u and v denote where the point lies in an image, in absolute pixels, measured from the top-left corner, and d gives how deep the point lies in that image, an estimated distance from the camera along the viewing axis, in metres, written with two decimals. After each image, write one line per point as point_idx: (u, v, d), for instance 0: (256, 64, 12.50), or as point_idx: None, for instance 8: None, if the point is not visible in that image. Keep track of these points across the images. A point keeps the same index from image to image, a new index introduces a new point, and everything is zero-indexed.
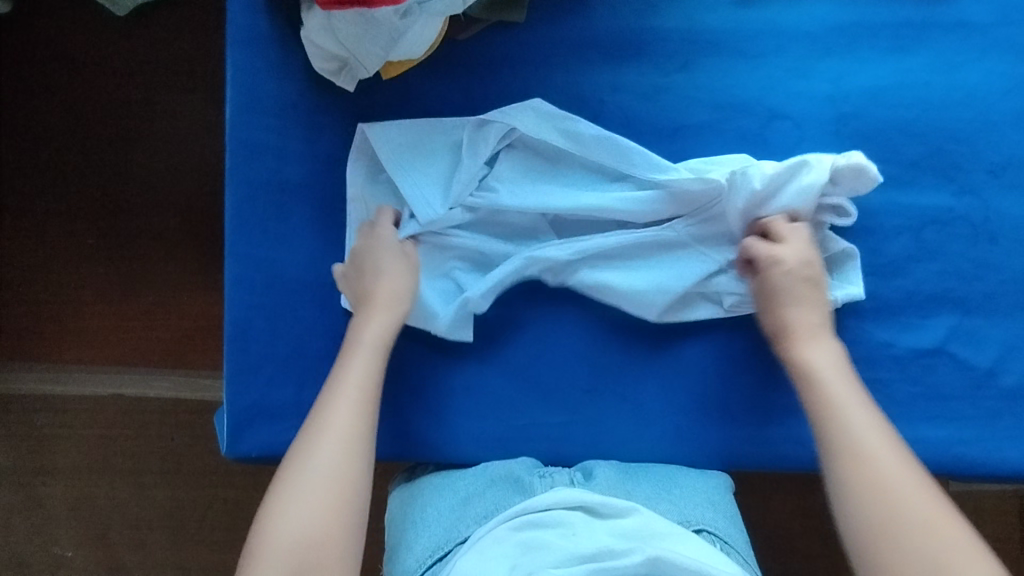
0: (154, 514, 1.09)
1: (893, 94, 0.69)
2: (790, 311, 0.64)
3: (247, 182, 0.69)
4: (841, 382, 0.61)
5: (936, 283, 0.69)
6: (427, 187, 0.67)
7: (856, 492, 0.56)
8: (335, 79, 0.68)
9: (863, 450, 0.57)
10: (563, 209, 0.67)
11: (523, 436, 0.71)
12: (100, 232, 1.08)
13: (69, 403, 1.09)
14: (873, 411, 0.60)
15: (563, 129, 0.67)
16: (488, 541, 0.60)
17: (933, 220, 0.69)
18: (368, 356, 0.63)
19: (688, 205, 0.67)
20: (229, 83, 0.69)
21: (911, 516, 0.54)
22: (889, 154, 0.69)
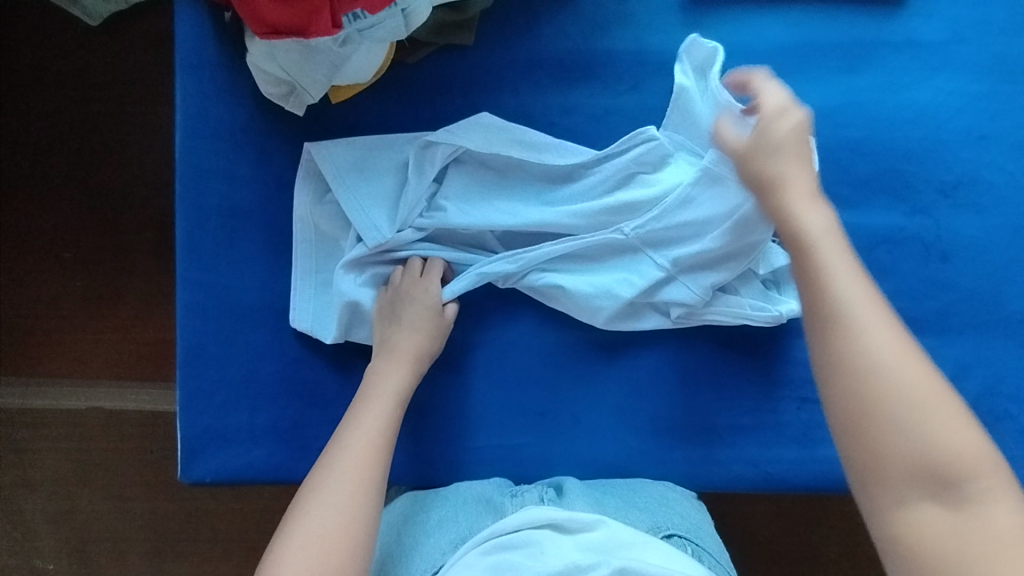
0: (134, 526, 1.09)
1: (843, 114, 0.69)
2: (774, 173, 0.55)
3: (198, 207, 0.69)
4: (830, 238, 0.52)
5: (890, 302, 0.69)
6: (372, 209, 0.67)
7: (842, 358, 0.48)
8: (283, 103, 0.67)
9: (849, 312, 0.48)
10: (510, 224, 0.67)
11: (480, 455, 0.71)
12: (77, 244, 1.08)
13: (48, 415, 1.09)
14: (861, 271, 0.51)
15: (509, 143, 0.67)
16: (459, 567, 0.58)
17: (886, 239, 0.69)
18: (384, 411, 0.63)
19: (634, 212, 0.67)
20: (178, 108, 0.69)
21: (897, 387, 0.46)
22: (840, 174, 0.68)
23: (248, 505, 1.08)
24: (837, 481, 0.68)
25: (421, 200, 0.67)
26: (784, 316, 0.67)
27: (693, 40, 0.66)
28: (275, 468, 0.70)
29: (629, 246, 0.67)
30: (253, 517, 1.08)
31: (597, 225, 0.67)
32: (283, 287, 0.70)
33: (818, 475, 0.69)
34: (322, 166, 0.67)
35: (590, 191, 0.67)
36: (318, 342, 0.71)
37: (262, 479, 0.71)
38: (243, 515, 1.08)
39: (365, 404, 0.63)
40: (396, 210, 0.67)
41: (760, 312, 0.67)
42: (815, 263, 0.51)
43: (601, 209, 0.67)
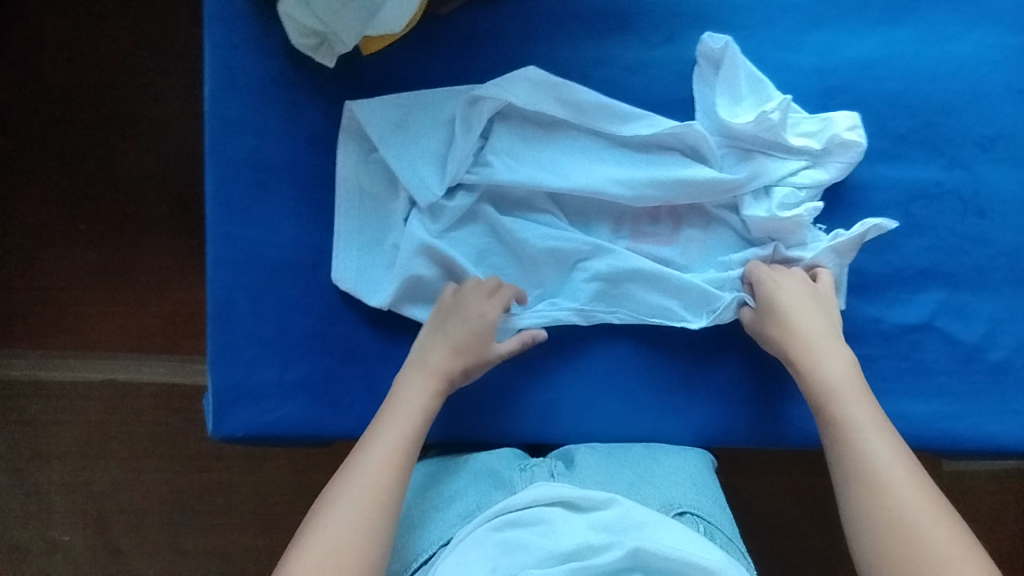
0: (150, 499, 1.09)
1: (883, 67, 0.68)
2: (800, 333, 0.63)
3: (228, 161, 0.68)
4: (858, 404, 0.60)
5: (924, 258, 0.68)
6: (418, 163, 0.66)
7: (867, 512, 0.55)
8: (314, 54, 0.67)
9: (883, 473, 0.56)
10: (556, 186, 0.66)
11: (505, 417, 0.70)
12: (89, 216, 1.07)
13: (63, 390, 1.08)
14: (892, 435, 0.59)
15: (558, 97, 0.66)
16: (467, 543, 0.59)
17: (923, 194, 0.68)
18: (406, 423, 0.62)
19: (683, 186, 0.65)
20: (206, 60, 0.68)
21: (923, 540, 0.52)
22: (878, 128, 0.68)
23: (265, 476, 1.08)
24: None
25: (467, 157, 0.66)
26: None
27: (702, 40, 0.67)
28: (304, 423, 0.70)
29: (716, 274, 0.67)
30: (272, 487, 1.08)
31: (643, 196, 0.65)
32: (314, 242, 0.70)
33: None
34: (366, 123, 0.67)
35: (639, 158, 0.66)
36: (348, 298, 0.70)
37: (292, 435, 0.70)
38: (261, 486, 1.08)
39: (409, 378, 0.64)
40: (445, 168, 0.66)
41: None
42: (850, 429, 0.59)
43: (651, 178, 0.65)
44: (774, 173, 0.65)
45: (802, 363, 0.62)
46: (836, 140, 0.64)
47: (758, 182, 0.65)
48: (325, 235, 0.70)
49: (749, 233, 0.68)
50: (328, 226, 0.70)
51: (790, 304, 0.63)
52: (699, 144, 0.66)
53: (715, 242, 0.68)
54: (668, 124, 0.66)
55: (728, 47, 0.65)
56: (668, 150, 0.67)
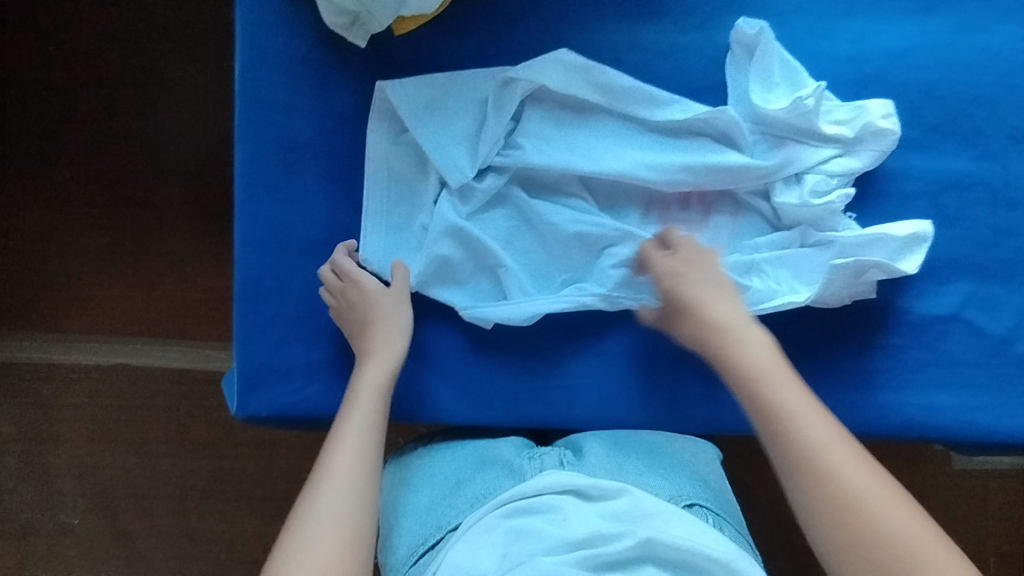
0: (159, 484, 1.07)
1: (916, 56, 0.67)
2: (711, 319, 0.62)
3: (258, 139, 0.68)
4: (784, 384, 0.59)
5: (953, 250, 0.68)
6: (449, 145, 0.66)
7: (821, 502, 0.54)
8: (345, 34, 0.67)
9: (820, 452, 0.55)
10: (587, 170, 0.66)
11: (526, 401, 0.69)
12: (106, 198, 1.07)
13: (74, 373, 1.07)
14: (824, 413, 0.58)
15: (590, 81, 0.66)
16: (479, 530, 0.59)
17: (953, 185, 0.68)
18: (371, 409, 0.62)
19: (716, 171, 0.65)
20: (237, 38, 0.68)
21: (875, 520, 0.53)
22: (910, 118, 0.67)
23: (276, 463, 1.07)
24: (895, 430, 0.68)
25: (497, 139, 0.66)
26: (845, 298, 0.66)
27: (737, 26, 0.66)
28: (330, 403, 0.70)
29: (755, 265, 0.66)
30: (284, 474, 1.07)
31: (674, 181, 0.65)
32: (341, 222, 0.69)
33: (879, 422, 0.68)
34: (399, 104, 0.67)
35: (670, 143, 0.66)
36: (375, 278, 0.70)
37: (315, 416, 0.70)
38: (272, 473, 1.07)
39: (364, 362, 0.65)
40: (477, 149, 0.66)
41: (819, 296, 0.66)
42: (783, 414, 0.57)
43: (684, 163, 0.65)
44: (807, 160, 0.65)
45: (722, 347, 0.61)
46: (870, 127, 0.64)
47: (791, 169, 0.65)
48: (352, 216, 0.70)
49: (778, 219, 0.68)
50: (356, 207, 0.70)
51: (692, 294, 0.63)
52: (731, 130, 0.66)
53: (744, 228, 0.68)
54: (701, 110, 0.66)
55: (762, 32, 0.65)
56: (699, 134, 0.66)
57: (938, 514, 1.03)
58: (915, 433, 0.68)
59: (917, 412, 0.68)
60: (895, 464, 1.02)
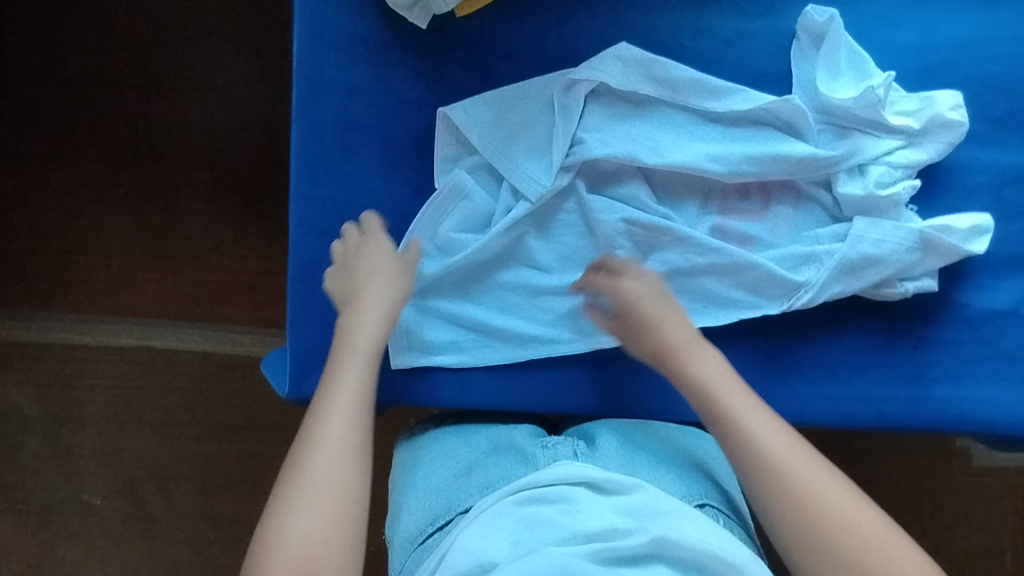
0: (182, 466, 1.07)
1: (984, 48, 0.66)
2: (665, 332, 0.61)
3: (315, 120, 0.68)
4: (731, 388, 0.58)
5: (1014, 245, 0.67)
6: (514, 150, 0.66)
7: (783, 504, 0.53)
8: (407, 14, 0.66)
9: (767, 457, 0.54)
10: (653, 162, 0.64)
11: (573, 392, 0.69)
12: (134, 179, 1.06)
13: (101, 353, 1.07)
14: (768, 413, 0.57)
15: (651, 74, 0.65)
16: (490, 514, 0.58)
17: (1018, 179, 0.67)
18: (361, 361, 0.60)
19: (778, 162, 0.64)
20: (297, 16, 0.67)
21: (831, 516, 0.52)
22: (974, 111, 0.67)
23: None
24: (949, 424, 0.67)
25: (565, 140, 0.65)
26: (908, 290, 0.65)
27: (806, 13, 0.65)
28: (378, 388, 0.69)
29: (810, 255, 0.65)
30: None
31: (738, 173, 0.64)
32: (397, 205, 0.69)
33: (933, 417, 0.67)
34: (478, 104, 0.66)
35: (733, 134, 0.65)
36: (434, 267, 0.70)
37: None
38: None
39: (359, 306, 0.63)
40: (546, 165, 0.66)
41: (880, 288, 0.66)
42: (732, 419, 0.56)
43: (750, 155, 0.64)
44: (872, 152, 0.64)
45: (672, 360, 0.60)
46: (940, 120, 0.63)
47: (856, 159, 0.64)
48: (408, 199, 0.69)
49: (839, 212, 0.67)
50: (414, 190, 0.69)
51: (650, 306, 0.61)
52: (796, 119, 0.65)
53: (805, 218, 0.67)
54: (766, 99, 0.64)
55: (832, 20, 0.64)
56: (762, 124, 0.65)
57: (960, 511, 1.03)
58: (966, 428, 0.68)
59: (971, 407, 0.67)
60: (918, 460, 1.03)
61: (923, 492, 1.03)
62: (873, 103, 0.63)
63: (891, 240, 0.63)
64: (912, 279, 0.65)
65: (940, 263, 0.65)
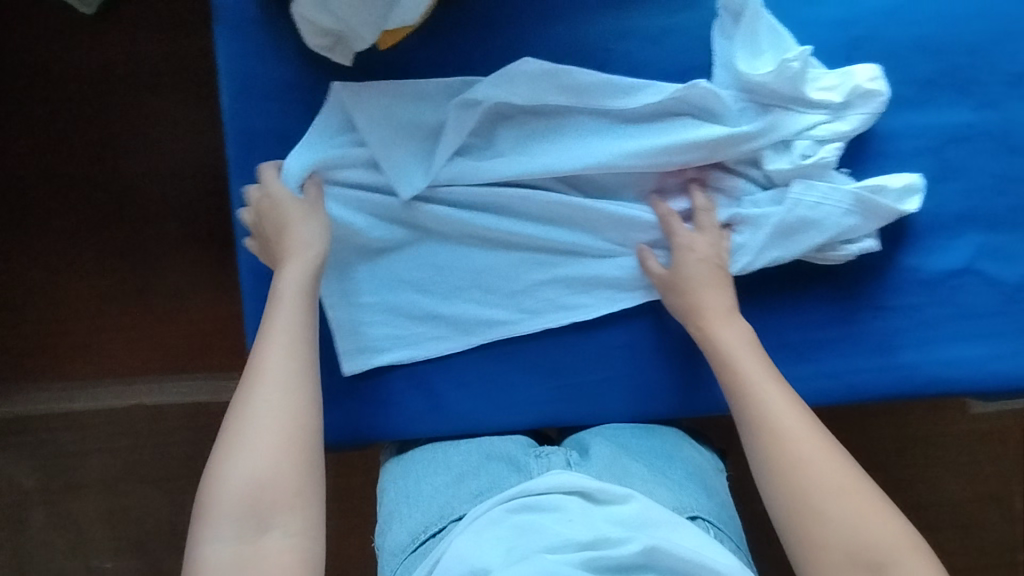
0: (186, 518, 1.07)
1: (907, 12, 0.67)
2: (705, 295, 0.65)
3: (253, 171, 0.68)
4: (747, 359, 0.63)
5: (959, 202, 0.68)
6: (400, 151, 0.66)
7: (779, 472, 0.57)
8: (331, 54, 0.66)
9: (766, 422, 0.59)
10: (569, 170, 0.66)
11: (559, 401, 0.71)
12: (102, 240, 1.05)
13: (91, 417, 1.06)
14: (784, 387, 0.61)
15: (562, 86, 0.66)
16: (482, 523, 0.57)
17: (954, 137, 0.67)
18: (295, 303, 0.61)
19: (695, 148, 0.65)
20: (222, 70, 0.67)
21: (826, 489, 0.55)
22: (904, 76, 0.67)
23: None
24: (917, 387, 0.68)
25: (450, 145, 0.66)
26: (851, 253, 0.66)
27: None
28: (351, 426, 0.70)
29: (740, 218, 0.66)
30: None
31: (651, 162, 0.66)
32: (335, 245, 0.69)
33: (901, 383, 0.68)
34: (353, 111, 0.66)
35: (645, 129, 0.66)
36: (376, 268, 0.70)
37: (341, 439, 0.70)
38: None
39: (290, 258, 0.63)
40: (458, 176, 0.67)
41: (823, 252, 0.66)
42: (751, 388, 0.61)
43: (662, 145, 0.65)
44: (792, 127, 0.65)
45: (706, 322, 0.65)
46: (857, 92, 0.64)
47: (778, 135, 0.65)
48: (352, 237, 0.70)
49: (773, 181, 0.67)
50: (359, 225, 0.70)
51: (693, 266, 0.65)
52: (710, 103, 0.65)
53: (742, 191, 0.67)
54: (673, 88, 0.65)
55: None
56: (680, 114, 0.66)
57: (962, 461, 1.04)
58: (936, 390, 0.68)
59: (940, 368, 0.68)
60: (916, 416, 1.03)
61: (923, 446, 1.03)
62: (783, 84, 0.64)
63: (829, 202, 0.64)
64: (854, 241, 0.65)
65: (878, 221, 0.64)
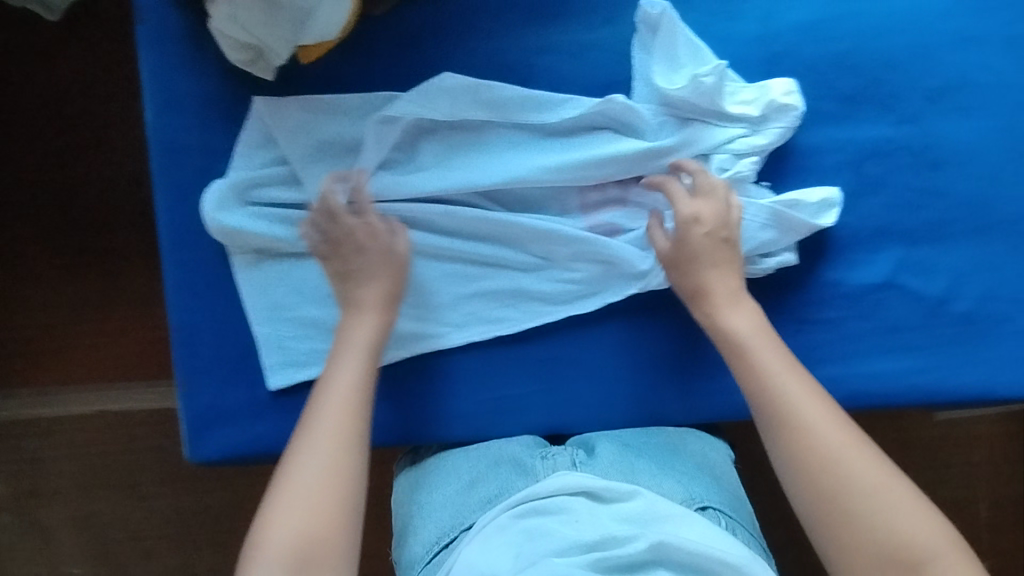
0: (153, 525, 1.04)
1: (825, 28, 0.67)
2: (710, 270, 0.63)
3: (177, 186, 0.68)
4: (766, 348, 0.61)
5: (881, 217, 0.68)
6: (323, 167, 0.67)
7: (803, 465, 0.56)
8: (252, 68, 0.66)
9: (799, 422, 0.57)
10: (490, 184, 0.66)
11: (536, 410, 0.69)
12: (67, 243, 1.01)
13: (57, 423, 1.02)
14: (801, 370, 0.60)
15: (481, 100, 0.66)
16: (491, 529, 0.58)
17: (875, 152, 0.67)
18: (359, 361, 0.62)
19: (612, 163, 0.66)
20: (145, 84, 0.67)
21: (855, 481, 0.55)
22: (824, 91, 0.67)
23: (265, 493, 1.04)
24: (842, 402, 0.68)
25: (372, 159, 0.66)
26: (771, 266, 0.66)
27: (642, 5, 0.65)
28: (279, 439, 0.70)
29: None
30: None
31: (571, 177, 0.66)
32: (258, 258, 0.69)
33: None
34: (274, 126, 0.67)
35: (568, 144, 0.67)
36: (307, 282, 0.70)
37: (269, 452, 0.70)
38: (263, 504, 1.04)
39: (357, 311, 0.65)
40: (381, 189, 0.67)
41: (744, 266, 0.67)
42: (766, 375, 0.59)
43: (582, 161, 0.65)
44: (709, 142, 0.65)
45: (710, 303, 0.63)
46: (774, 107, 0.64)
47: (694, 149, 0.66)
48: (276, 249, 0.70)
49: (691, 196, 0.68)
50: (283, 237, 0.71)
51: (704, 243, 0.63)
52: (627, 117, 0.66)
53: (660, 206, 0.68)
54: (590, 104, 0.66)
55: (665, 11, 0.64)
56: (599, 128, 0.67)
57: (922, 467, 1.03)
58: (859, 404, 0.68)
59: (863, 382, 0.68)
60: (879, 423, 1.02)
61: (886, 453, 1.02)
62: (695, 99, 0.64)
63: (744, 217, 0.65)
64: (772, 256, 0.66)
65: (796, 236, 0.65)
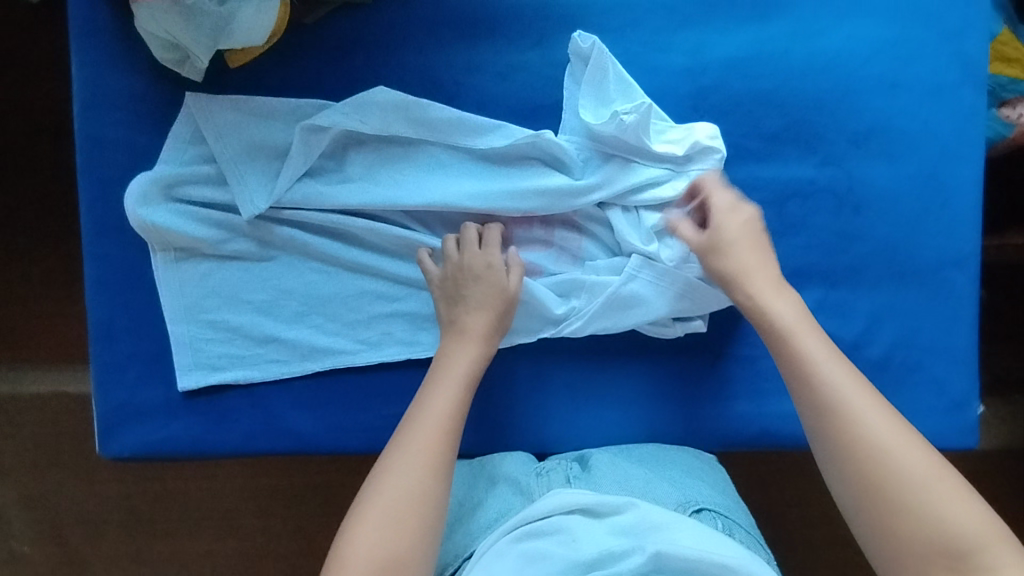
0: (105, 509, 1.01)
1: (753, 65, 0.67)
2: (747, 263, 0.62)
3: (100, 180, 0.68)
4: (812, 342, 0.59)
5: (801, 257, 0.68)
6: (249, 176, 0.67)
7: (852, 468, 0.53)
8: (179, 70, 0.66)
9: (853, 425, 0.54)
10: (414, 205, 0.66)
11: (523, 428, 0.69)
12: (32, 224, 0.99)
13: (12, 403, 1.00)
14: (847, 365, 0.58)
15: (411, 117, 0.66)
16: (491, 556, 0.56)
17: (798, 192, 0.67)
18: (453, 390, 0.62)
19: (537, 194, 0.65)
20: (75, 78, 0.67)
21: (903, 476, 0.52)
22: (749, 127, 0.67)
23: (219, 485, 1.01)
24: (751, 438, 0.69)
25: (296, 169, 0.66)
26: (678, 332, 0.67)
27: (574, 38, 0.65)
28: (190, 440, 0.70)
29: (580, 284, 0.66)
30: (229, 501, 1.01)
31: (496, 201, 0.66)
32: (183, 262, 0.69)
33: (734, 431, 0.69)
34: (204, 128, 0.67)
35: (497, 171, 0.67)
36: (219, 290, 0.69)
37: (180, 452, 0.70)
38: (216, 497, 1.01)
39: (454, 341, 0.64)
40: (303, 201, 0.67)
41: (656, 326, 0.67)
42: (813, 368, 0.57)
43: (505, 191, 0.65)
44: (633, 179, 0.65)
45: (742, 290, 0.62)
46: (698, 148, 0.64)
47: (617, 188, 0.65)
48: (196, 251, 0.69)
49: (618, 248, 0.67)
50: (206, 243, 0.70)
51: (739, 251, 0.62)
52: (554, 151, 0.66)
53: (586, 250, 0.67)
54: (522, 134, 0.65)
55: (595, 44, 0.64)
56: (529, 159, 0.67)
57: None
58: (768, 441, 0.69)
59: (774, 421, 0.69)
60: None
61: None
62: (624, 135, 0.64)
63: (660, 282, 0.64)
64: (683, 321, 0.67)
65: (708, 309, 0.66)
